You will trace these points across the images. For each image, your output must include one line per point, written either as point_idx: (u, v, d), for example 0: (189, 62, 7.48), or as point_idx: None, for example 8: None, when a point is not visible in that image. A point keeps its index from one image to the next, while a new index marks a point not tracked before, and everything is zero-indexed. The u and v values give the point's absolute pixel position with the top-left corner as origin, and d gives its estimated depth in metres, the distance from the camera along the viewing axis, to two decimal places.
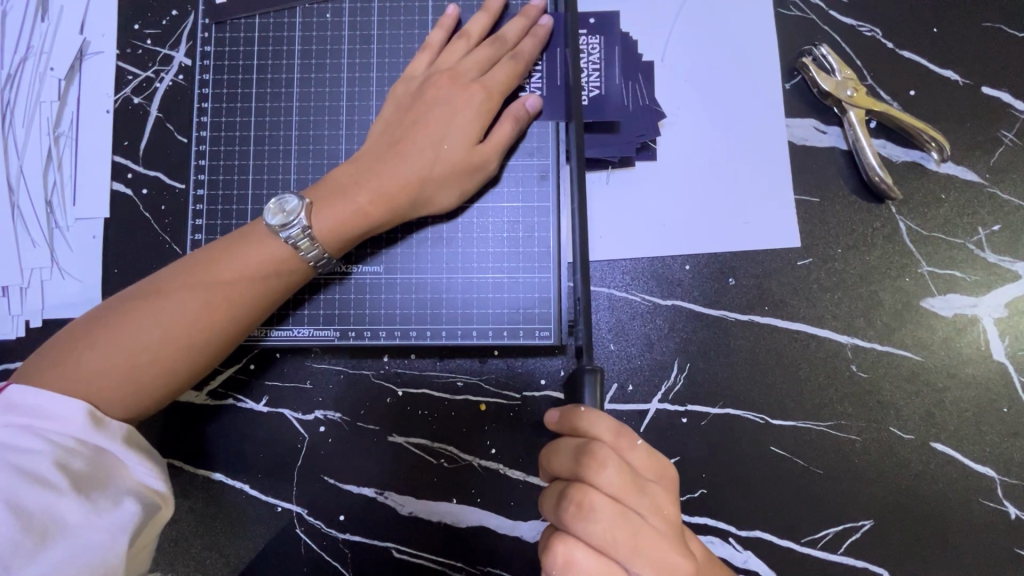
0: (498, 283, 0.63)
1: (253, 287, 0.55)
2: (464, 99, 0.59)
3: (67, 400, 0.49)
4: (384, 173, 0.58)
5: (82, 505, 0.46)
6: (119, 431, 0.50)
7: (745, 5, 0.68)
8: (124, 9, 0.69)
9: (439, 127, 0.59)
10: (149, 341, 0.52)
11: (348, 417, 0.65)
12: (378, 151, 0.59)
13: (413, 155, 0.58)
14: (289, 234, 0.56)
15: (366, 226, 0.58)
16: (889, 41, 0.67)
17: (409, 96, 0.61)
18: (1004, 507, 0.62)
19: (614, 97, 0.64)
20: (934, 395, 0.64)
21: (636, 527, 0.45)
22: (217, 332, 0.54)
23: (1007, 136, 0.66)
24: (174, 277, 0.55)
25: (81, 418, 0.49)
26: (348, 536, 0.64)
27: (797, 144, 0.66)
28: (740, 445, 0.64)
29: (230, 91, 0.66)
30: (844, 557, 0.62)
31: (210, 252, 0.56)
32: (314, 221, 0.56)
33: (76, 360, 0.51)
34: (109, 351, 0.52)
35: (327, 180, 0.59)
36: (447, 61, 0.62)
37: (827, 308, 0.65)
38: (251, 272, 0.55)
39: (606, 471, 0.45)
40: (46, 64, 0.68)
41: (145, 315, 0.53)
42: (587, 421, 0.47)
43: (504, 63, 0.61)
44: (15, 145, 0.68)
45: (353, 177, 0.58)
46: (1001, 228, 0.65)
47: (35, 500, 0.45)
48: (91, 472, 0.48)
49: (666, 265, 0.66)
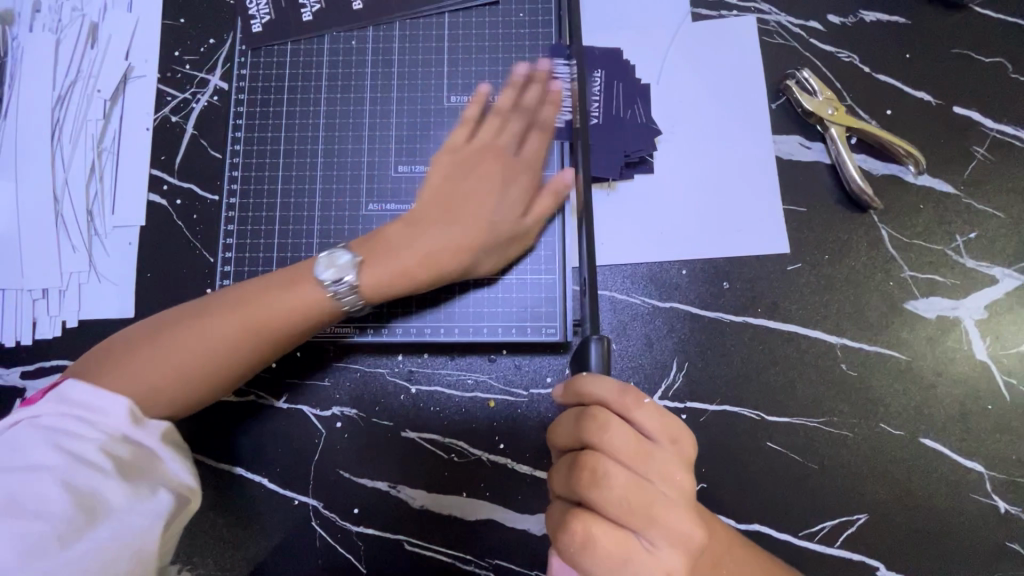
0: (506, 284, 0.68)
1: (288, 330, 0.59)
2: (507, 175, 0.65)
3: (114, 399, 0.52)
4: (430, 240, 0.62)
5: (125, 490, 0.48)
6: (156, 428, 0.54)
7: (732, 34, 0.75)
8: (167, 37, 0.76)
9: (486, 197, 0.64)
10: (181, 368, 0.56)
11: (363, 413, 0.68)
12: (428, 214, 0.64)
13: (461, 224, 0.63)
14: (339, 290, 0.60)
15: (408, 286, 0.62)
16: (866, 67, 0.73)
17: (455, 166, 0.66)
18: (994, 501, 0.65)
19: (612, 126, 0.72)
20: (920, 392, 0.67)
21: (649, 492, 0.46)
22: (240, 361, 0.58)
23: (979, 151, 0.71)
24: (226, 302, 0.59)
25: (124, 415, 0.52)
26: (362, 529, 0.66)
27: (783, 159, 0.72)
28: (737, 441, 0.67)
29: (262, 109, 0.72)
30: (840, 550, 0.65)
31: (249, 290, 0.60)
32: (362, 276, 0.61)
33: (127, 365, 0.55)
34: (145, 377, 0.55)
35: (375, 238, 0.63)
36: (488, 133, 0.67)
37: (817, 310, 0.69)
38: (295, 309, 0.59)
39: (612, 434, 0.47)
40: (94, 86, 0.75)
41: (194, 332, 0.57)
42: (588, 385, 0.49)
43: (538, 138, 0.67)
44: (61, 159, 0.73)
45: (402, 237, 0.63)
46: (977, 235, 0.69)
47: (85, 481, 0.47)
48: (133, 461, 0.51)
49: (664, 270, 0.70)
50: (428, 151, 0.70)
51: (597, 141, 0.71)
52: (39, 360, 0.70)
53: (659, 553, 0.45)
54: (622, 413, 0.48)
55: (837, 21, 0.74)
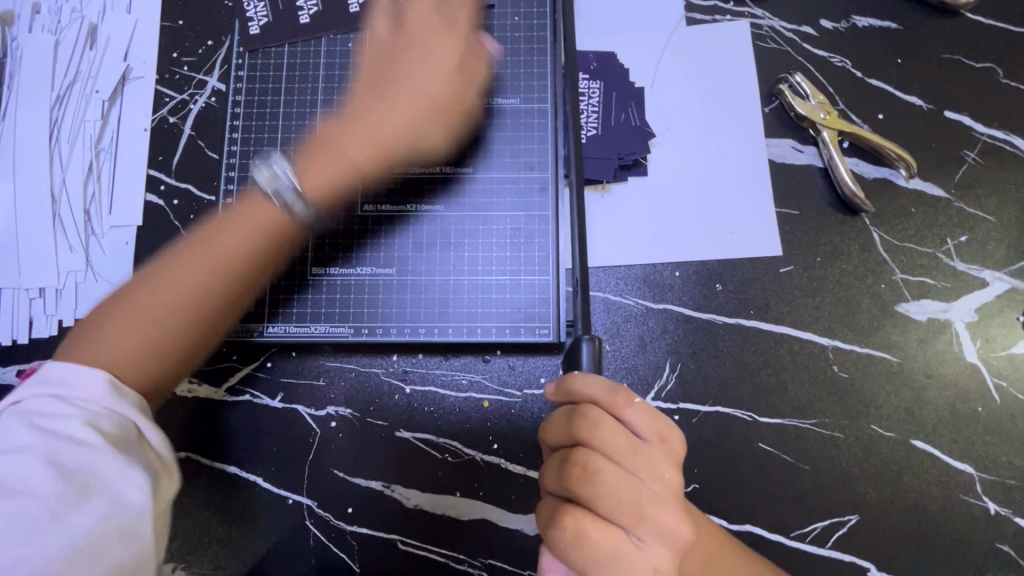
0: (501, 285, 0.68)
1: (252, 261, 0.59)
2: (430, 57, 0.64)
3: (91, 372, 0.49)
4: (370, 119, 0.63)
5: (114, 463, 0.45)
6: (133, 400, 0.50)
7: (725, 38, 0.75)
8: (165, 39, 0.76)
9: (416, 75, 0.64)
10: (163, 317, 0.55)
11: (358, 413, 0.68)
12: (370, 100, 0.64)
13: (398, 107, 0.63)
14: (282, 199, 0.60)
15: (355, 172, 0.63)
16: (858, 71, 0.74)
17: (390, 43, 0.66)
18: (984, 503, 0.65)
19: (611, 136, 0.73)
20: (911, 393, 0.67)
21: (637, 488, 0.46)
22: (221, 299, 0.57)
23: (970, 155, 0.72)
24: (184, 248, 0.58)
25: (103, 386, 0.49)
26: (356, 528, 0.67)
27: (776, 162, 0.72)
28: (729, 441, 0.67)
29: (259, 111, 0.72)
30: (831, 551, 0.65)
31: (206, 231, 0.59)
32: (299, 173, 0.62)
33: (97, 335, 0.53)
34: (127, 337, 0.53)
35: (325, 131, 0.65)
36: (407, 25, 0.66)
37: (809, 312, 0.69)
38: (254, 230, 0.59)
39: (601, 430, 0.47)
40: (92, 86, 0.75)
41: (161, 280, 0.56)
42: (579, 384, 0.49)
43: (448, 43, 0.65)
44: (59, 159, 0.74)
45: (339, 130, 0.64)
46: (968, 239, 0.70)
47: (70, 457, 0.44)
48: (117, 432, 0.47)
49: (658, 272, 0.71)
50: None
51: (593, 153, 0.72)
52: (35, 359, 0.70)
53: (648, 550, 0.45)
54: (612, 411, 0.49)
55: (829, 26, 0.75)
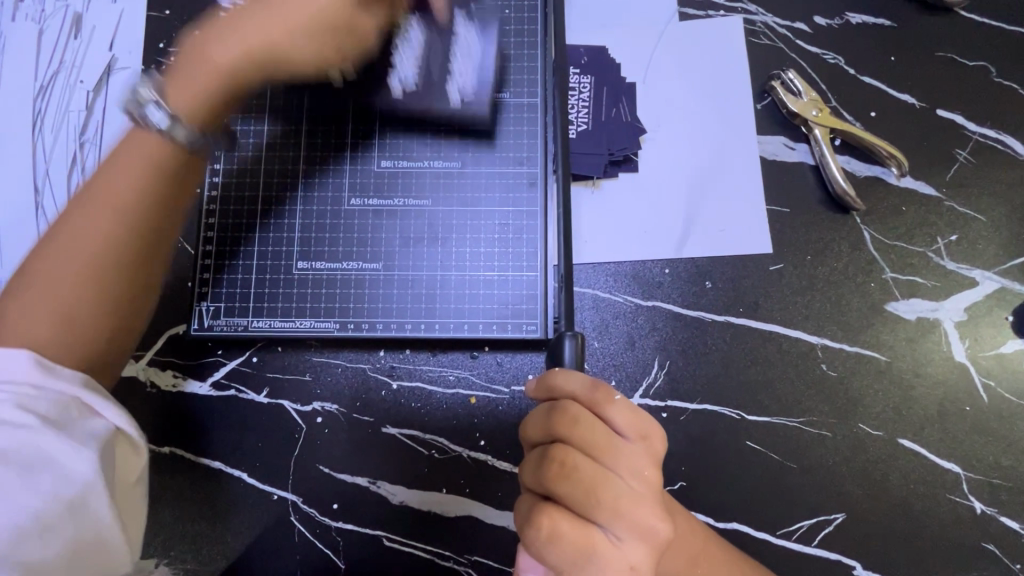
0: (489, 281, 0.68)
1: (158, 171, 0.55)
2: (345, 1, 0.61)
3: (12, 352, 0.48)
4: (263, 24, 0.59)
5: (60, 443, 0.46)
6: (73, 378, 0.49)
7: (718, 33, 0.75)
8: (151, 29, 0.75)
9: None
10: (61, 292, 0.52)
11: (345, 409, 0.68)
12: (262, 41, 0.59)
13: (279, 28, 0.59)
14: (154, 120, 0.55)
15: (235, 74, 0.59)
16: (851, 69, 0.73)
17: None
18: (970, 502, 0.65)
19: (601, 130, 0.72)
20: (900, 392, 0.67)
21: (614, 486, 0.46)
22: (141, 260, 0.55)
23: (962, 154, 0.71)
24: (83, 207, 0.54)
25: (28, 368, 0.48)
26: (341, 524, 0.66)
27: (768, 159, 0.72)
28: (716, 439, 0.67)
29: (246, 102, 0.71)
30: (817, 549, 0.65)
31: (83, 197, 0.54)
32: (175, 87, 0.57)
33: (16, 316, 0.51)
34: (39, 310, 0.51)
35: (201, 49, 0.59)
36: None
37: (798, 310, 0.69)
38: (150, 170, 0.55)
39: (580, 427, 0.47)
40: (77, 77, 0.74)
41: (71, 249, 0.53)
42: (558, 379, 0.49)
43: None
44: (42, 150, 0.73)
45: (225, 51, 0.58)
46: (958, 238, 0.70)
47: (9, 443, 0.45)
48: (56, 414, 0.47)
49: (647, 269, 0.70)
50: (411, 148, 0.70)
51: (582, 147, 0.72)
52: None
53: (625, 548, 0.45)
54: (592, 409, 0.48)
55: (822, 23, 0.74)
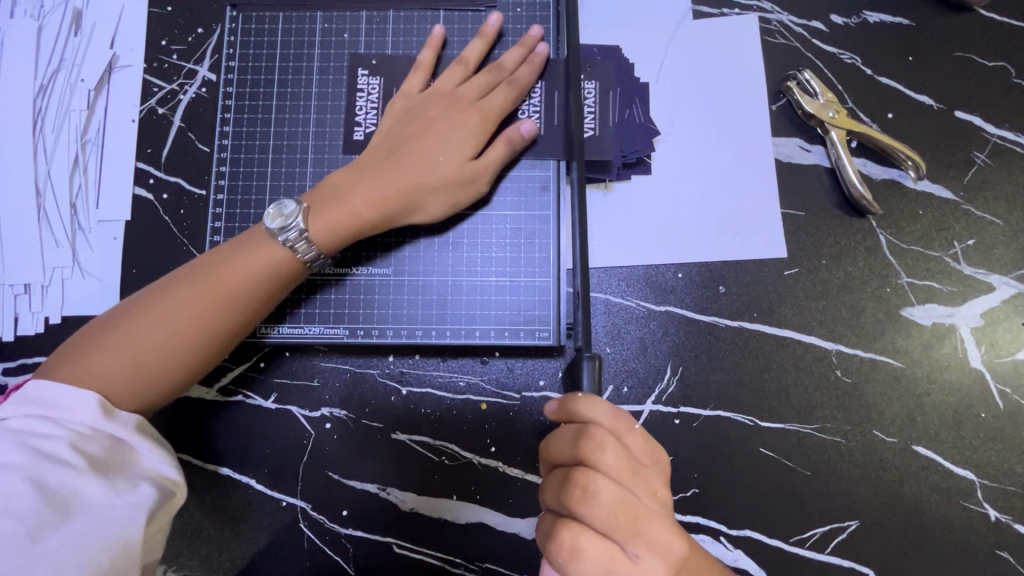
0: (501, 287, 0.67)
1: (256, 279, 0.58)
2: (461, 120, 0.64)
3: (82, 392, 0.52)
4: (380, 174, 0.62)
5: (101, 482, 0.48)
6: (130, 423, 0.53)
7: (733, 32, 0.73)
8: (153, 26, 0.73)
9: (434, 142, 0.63)
10: (132, 352, 0.54)
11: (354, 415, 0.67)
12: (381, 164, 0.63)
13: (411, 165, 0.62)
14: (287, 239, 0.59)
15: (359, 230, 0.61)
16: (869, 69, 0.72)
17: (408, 111, 0.65)
18: (984, 509, 0.65)
19: (609, 136, 0.69)
20: (914, 399, 0.67)
21: (641, 515, 0.46)
22: (207, 347, 0.57)
23: (980, 157, 0.70)
24: (181, 281, 0.57)
25: (92, 409, 0.51)
26: (351, 531, 0.66)
27: (783, 161, 0.71)
28: (729, 445, 0.66)
29: (252, 103, 0.70)
30: (830, 556, 0.65)
31: (186, 272, 0.58)
32: (310, 222, 0.60)
33: (90, 357, 0.54)
34: (107, 362, 0.54)
35: (323, 187, 0.62)
36: (444, 87, 0.66)
37: (813, 316, 0.68)
38: (250, 273, 0.58)
39: (609, 457, 0.46)
40: (78, 75, 0.72)
41: (154, 313, 0.56)
42: (586, 407, 0.48)
43: (467, 129, 0.64)
44: (43, 150, 0.71)
45: (346, 182, 0.62)
46: (976, 242, 0.69)
47: (56, 478, 0.47)
48: (106, 456, 0.50)
49: (660, 273, 0.69)
50: None
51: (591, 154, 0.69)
52: (21, 356, 0.68)
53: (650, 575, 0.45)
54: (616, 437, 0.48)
55: (840, 22, 0.73)
